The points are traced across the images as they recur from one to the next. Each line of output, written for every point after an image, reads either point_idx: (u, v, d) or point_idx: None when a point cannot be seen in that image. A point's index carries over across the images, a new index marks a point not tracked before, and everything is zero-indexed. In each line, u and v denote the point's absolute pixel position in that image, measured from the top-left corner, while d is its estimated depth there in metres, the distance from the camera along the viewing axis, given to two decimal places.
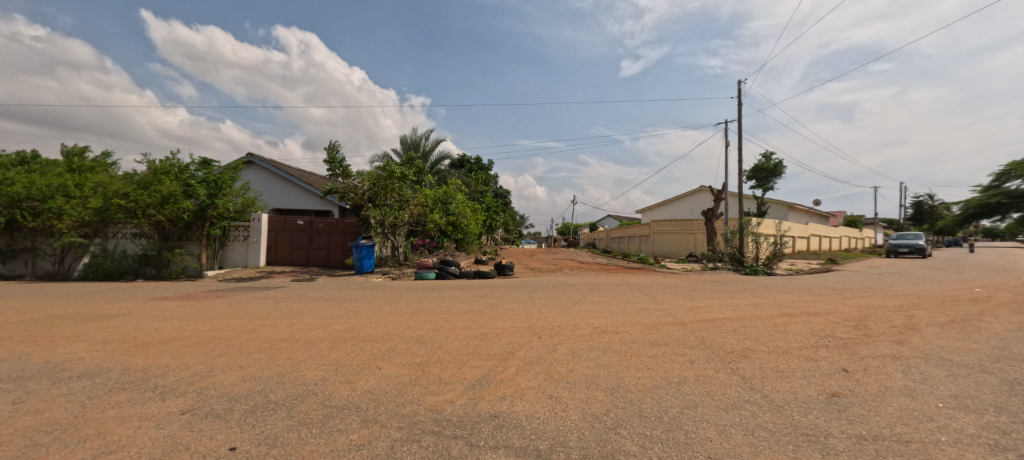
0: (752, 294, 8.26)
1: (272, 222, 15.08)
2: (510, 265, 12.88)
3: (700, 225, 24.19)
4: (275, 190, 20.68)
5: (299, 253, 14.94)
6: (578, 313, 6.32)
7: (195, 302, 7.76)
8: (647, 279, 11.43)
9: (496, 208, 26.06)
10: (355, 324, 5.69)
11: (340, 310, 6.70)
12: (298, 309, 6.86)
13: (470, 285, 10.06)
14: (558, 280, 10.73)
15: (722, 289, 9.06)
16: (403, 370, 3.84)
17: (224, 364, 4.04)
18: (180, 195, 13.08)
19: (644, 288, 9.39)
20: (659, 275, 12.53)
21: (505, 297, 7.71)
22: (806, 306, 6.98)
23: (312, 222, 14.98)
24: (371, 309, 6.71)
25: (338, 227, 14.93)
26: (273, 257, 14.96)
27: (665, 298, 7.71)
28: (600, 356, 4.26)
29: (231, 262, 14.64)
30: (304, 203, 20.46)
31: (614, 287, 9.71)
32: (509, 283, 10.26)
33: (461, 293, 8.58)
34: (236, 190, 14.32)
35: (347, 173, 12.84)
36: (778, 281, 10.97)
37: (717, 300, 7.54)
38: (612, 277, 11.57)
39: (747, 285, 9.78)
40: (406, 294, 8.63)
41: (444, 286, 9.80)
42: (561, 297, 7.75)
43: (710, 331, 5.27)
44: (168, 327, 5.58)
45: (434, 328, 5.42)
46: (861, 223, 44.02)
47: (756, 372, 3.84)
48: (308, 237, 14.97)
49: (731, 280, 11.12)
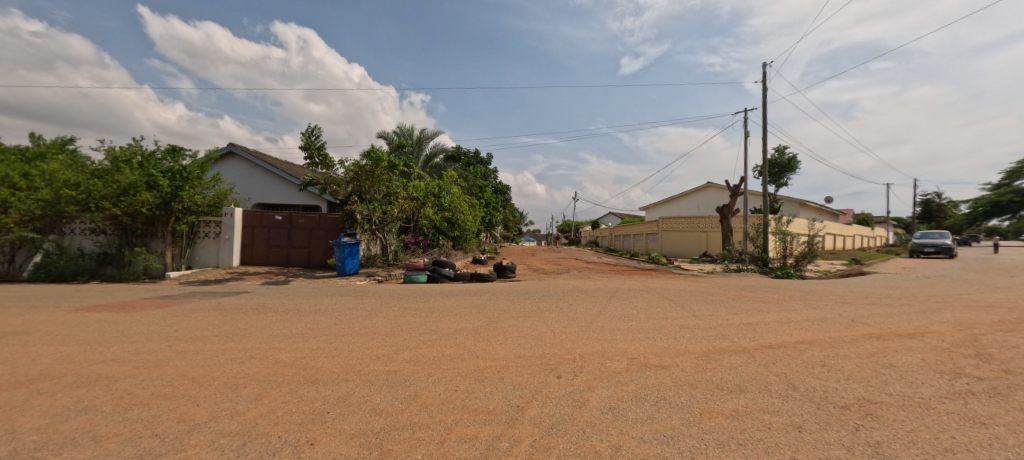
0: (806, 305, 6.81)
1: (247, 217, 13.57)
2: (513, 266, 11.43)
3: (712, 223, 22.78)
4: (258, 184, 19.22)
5: (277, 252, 13.42)
6: (603, 334, 4.86)
7: (126, 313, 6.28)
8: (668, 283, 9.96)
9: (495, 205, 24.62)
10: (307, 351, 4.25)
11: (298, 328, 5.26)
12: (246, 325, 5.42)
13: (465, 290, 8.62)
14: (568, 284, 9.30)
15: (765, 297, 7.61)
16: (348, 450, 2.37)
17: (71, 433, 2.58)
18: (141, 186, 11.56)
19: (671, 295, 7.96)
20: (680, 278, 11.06)
21: (508, 309, 6.25)
22: (887, 323, 5.53)
23: (292, 217, 13.47)
24: (336, 326, 5.26)
25: (321, 223, 13.41)
26: (248, 257, 13.45)
27: (702, 311, 6.27)
28: (657, 417, 2.80)
29: (202, 262, 13.13)
30: (290, 198, 19.08)
31: (634, 293, 8.24)
32: (512, 289, 8.81)
33: (454, 302, 7.14)
34: (207, 182, 12.85)
35: (328, 161, 11.31)
36: (822, 287, 9.50)
37: (771, 314, 6.07)
38: (629, 281, 10.07)
39: (791, 292, 8.31)
40: (387, 302, 7.18)
41: (435, 293, 8.31)
42: (576, 310, 6.29)
43: (793, 367, 3.81)
44: (54, 356, 4.12)
45: (412, 359, 3.96)
46: (873, 222, 42.52)
47: (915, 453, 2.39)
48: (286, 235, 13.45)
49: (767, 285, 9.63)
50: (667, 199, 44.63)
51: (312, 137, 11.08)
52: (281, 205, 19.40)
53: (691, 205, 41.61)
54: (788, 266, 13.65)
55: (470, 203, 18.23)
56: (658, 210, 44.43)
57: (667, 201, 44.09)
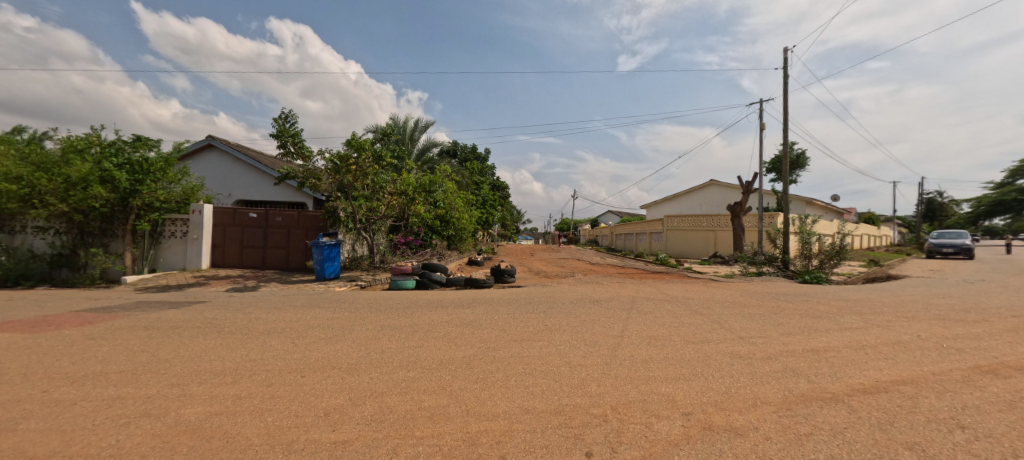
0: (867, 322, 5.66)
1: (218, 214, 12.27)
2: (512, 270, 10.23)
3: (721, 222, 21.68)
4: (238, 179, 17.99)
5: (251, 253, 12.12)
6: (636, 370, 3.68)
7: (32, 333, 5.04)
8: (688, 290, 8.81)
9: (493, 202, 23.38)
10: (230, 402, 3.03)
11: (236, 358, 4.05)
12: (172, 353, 4.21)
13: (458, 300, 7.43)
14: (576, 292, 8.13)
15: (812, 310, 6.45)
16: None
17: None
18: (94, 180, 10.27)
19: (697, 306, 6.82)
20: (700, 284, 9.90)
21: (509, 329, 5.06)
22: (988, 351, 4.39)
23: (268, 215, 12.17)
24: (287, 356, 4.06)
25: (300, 221, 12.08)
26: (220, 258, 12.20)
27: (747, 331, 5.10)
28: None
29: (167, 264, 11.87)
30: (274, 195, 17.86)
31: (656, 304, 7.04)
32: (512, 298, 7.61)
33: (443, 316, 5.95)
34: (172, 175, 11.61)
35: (304, 151, 9.97)
36: (864, 295, 8.35)
37: (835, 335, 4.90)
38: (644, 288, 8.88)
39: (835, 303, 7.15)
40: (363, 317, 5.97)
41: (422, 303, 7.11)
42: (594, 329, 5.10)
43: (922, 432, 2.65)
44: None
45: (376, 420, 2.74)
46: (878, 221, 41.57)
47: None
48: (261, 234, 12.13)
49: (802, 293, 8.48)
50: (667, 197, 43.61)
51: (284, 122, 9.68)
52: (263, 202, 18.16)
53: (693, 203, 40.43)
54: (812, 269, 12.49)
55: (465, 199, 17.01)
56: (659, 208, 43.27)
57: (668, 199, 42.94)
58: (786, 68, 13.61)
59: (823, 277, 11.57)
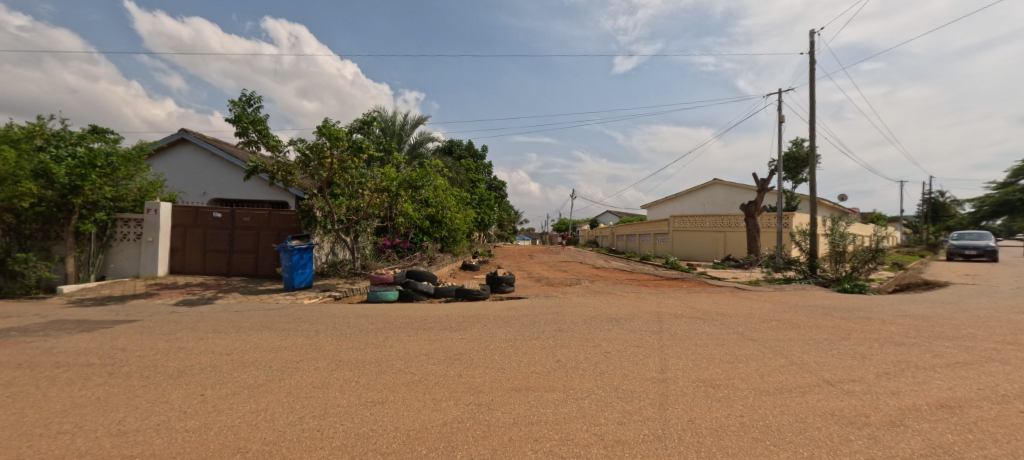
0: (975, 354, 4.36)
1: (178, 215, 10.86)
2: (511, 278, 8.91)
3: (731, 222, 20.46)
4: (214, 176, 16.61)
5: (214, 258, 10.70)
6: (713, 456, 2.35)
7: None
8: (718, 302, 7.52)
9: (489, 201, 22.01)
10: None
11: (100, 430, 2.67)
12: (10, 420, 2.83)
13: (446, 318, 6.10)
14: (589, 307, 6.79)
15: (888, 334, 5.15)
16: None
17: None
18: (25, 175, 8.73)
19: (742, 327, 5.50)
20: (727, 294, 8.59)
21: (509, 369, 3.71)
22: None
23: (234, 215, 10.74)
24: (177, 427, 2.69)
25: (270, 221, 10.65)
26: (180, 264, 10.82)
27: (831, 371, 3.79)
28: None
29: (118, 270, 10.43)
30: (250, 193, 16.49)
31: (689, 323, 5.71)
32: (511, 315, 6.26)
33: (423, 344, 4.61)
34: (124, 170, 10.15)
35: (269, 140, 8.44)
36: (926, 308, 7.09)
37: (956, 380, 3.59)
38: (666, 301, 7.56)
39: (906, 323, 5.86)
40: (320, 345, 4.61)
41: (402, 324, 5.75)
42: (624, 368, 3.76)
43: None
44: None
45: None
46: (883, 221, 40.64)
47: None
48: (227, 237, 10.71)
49: (853, 306, 7.19)
50: (669, 197, 42.46)
51: (244, 106, 8.08)
52: (241, 201, 16.79)
53: (695, 203, 39.31)
54: (847, 276, 11.20)
55: (458, 197, 15.62)
56: (661, 208, 42.08)
57: (670, 199, 41.73)
58: (813, 52, 12.36)
59: (864, 284, 10.18)
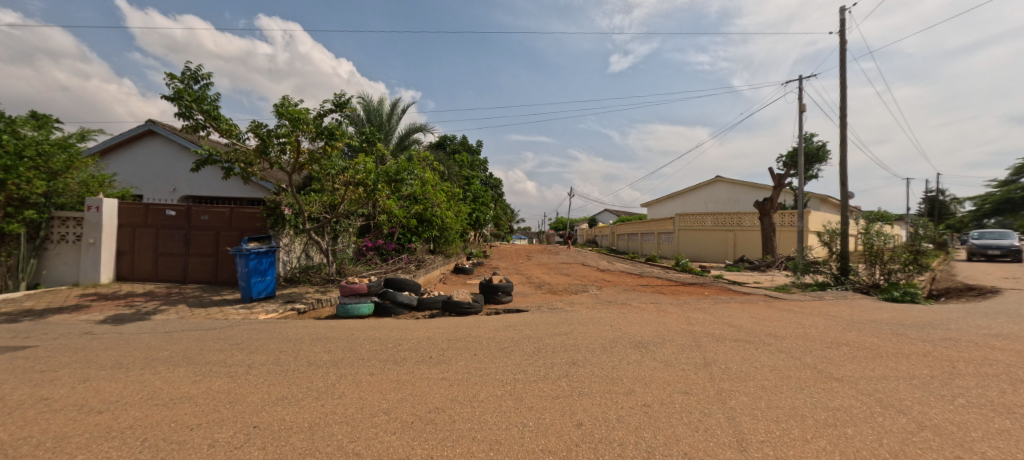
0: None
1: (125, 213, 9.46)
2: (508, 286, 7.62)
3: (742, 221, 19.26)
4: (184, 171, 15.20)
5: (168, 263, 9.34)
6: None
7: None
8: (757, 317, 6.24)
9: (484, 199, 20.74)
10: None
11: None
12: None
13: (426, 342, 4.80)
14: (605, 327, 5.46)
15: (1007, 369, 3.90)
16: None
17: None
18: None
19: (810, 357, 4.21)
20: (762, 305, 7.32)
21: (508, 449, 2.39)
22: None
23: (190, 212, 9.34)
24: None
25: (232, 221, 9.26)
26: (128, 269, 9.44)
27: (993, 446, 2.51)
28: None
29: (53, 277, 9.01)
30: (226, 190, 15.10)
31: (738, 350, 4.41)
32: (508, 338, 4.95)
33: (385, 390, 3.30)
34: (60, 161, 8.67)
35: (223, 124, 7.04)
36: (1012, 324, 5.86)
37: None
38: (695, 316, 6.24)
39: (1010, 348, 4.61)
40: (241, 393, 3.27)
41: (367, 352, 4.42)
42: (683, 442, 2.46)
43: None
44: None
45: None
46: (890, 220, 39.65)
47: None
48: (182, 238, 9.34)
49: (924, 323, 5.92)
50: (670, 196, 41.34)
51: (189, 82, 6.71)
52: (214, 199, 15.44)
53: (698, 202, 38.18)
54: (889, 282, 9.99)
55: (450, 193, 14.27)
56: (661, 207, 40.82)
57: (672, 197, 40.42)
58: (842, 32, 11.15)
59: (914, 291, 8.63)
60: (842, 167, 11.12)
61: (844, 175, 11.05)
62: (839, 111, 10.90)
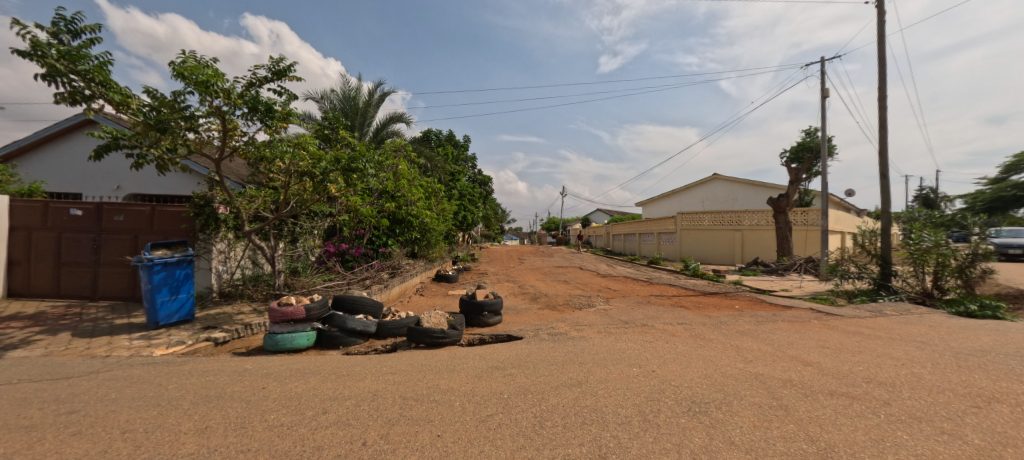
0: None
1: (19, 213, 7.56)
2: (495, 303, 5.97)
3: (750, 220, 17.84)
4: (127, 167, 13.25)
5: (74, 274, 7.51)
6: None
7: None
8: (830, 347, 4.64)
9: (472, 197, 19.11)
10: None
11: None
12: None
13: (369, 405, 3.11)
14: (633, 371, 3.81)
15: None
16: None
17: None
18: None
19: (979, 434, 2.63)
20: (820, 326, 5.72)
21: None
22: None
23: (101, 212, 7.50)
24: None
25: (156, 221, 7.49)
26: (24, 283, 7.57)
27: None
28: None
29: None
30: (178, 188, 13.16)
31: (854, 419, 2.82)
32: (495, 395, 3.28)
33: None
34: None
35: (115, 93, 5.30)
36: None
37: None
38: (746, 347, 4.65)
39: None
40: None
41: (265, 431, 2.72)
42: None
43: None
44: None
45: None
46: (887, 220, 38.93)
47: None
48: (91, 244, 7.50)
49: None
50: (666, 195, 40.20)
51: (61, 35, 4.96)
52: (163, 199, 13.53)
53: (694, 200, 37.02)
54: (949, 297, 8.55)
55: (432, 190, 12.60)
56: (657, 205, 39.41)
57: (668, 195, 39.05)
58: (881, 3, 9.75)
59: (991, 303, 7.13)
60: (881, 157, 9.66)
61: (883, 166, 9.62)
62: (879, 92, 9.47)
